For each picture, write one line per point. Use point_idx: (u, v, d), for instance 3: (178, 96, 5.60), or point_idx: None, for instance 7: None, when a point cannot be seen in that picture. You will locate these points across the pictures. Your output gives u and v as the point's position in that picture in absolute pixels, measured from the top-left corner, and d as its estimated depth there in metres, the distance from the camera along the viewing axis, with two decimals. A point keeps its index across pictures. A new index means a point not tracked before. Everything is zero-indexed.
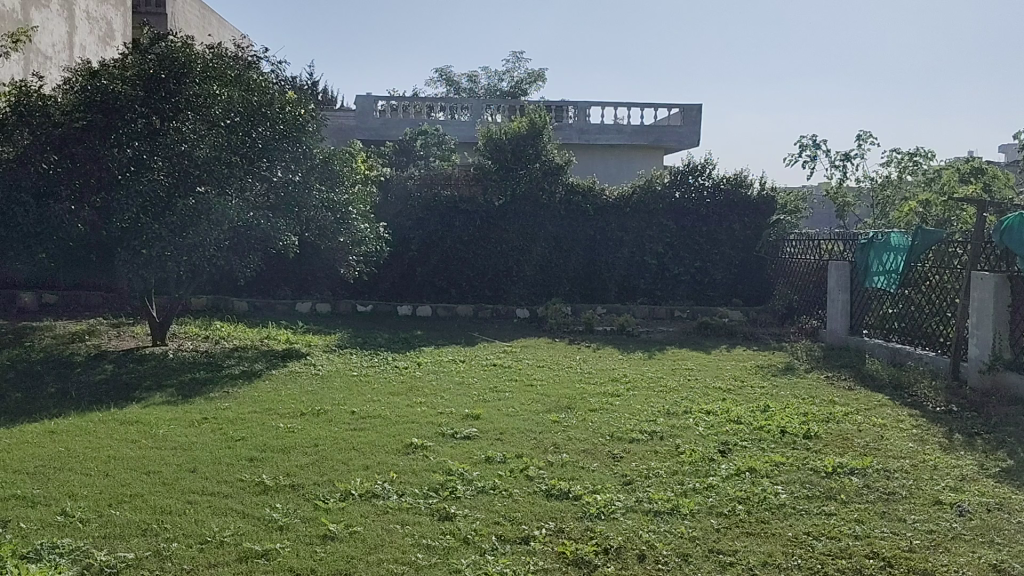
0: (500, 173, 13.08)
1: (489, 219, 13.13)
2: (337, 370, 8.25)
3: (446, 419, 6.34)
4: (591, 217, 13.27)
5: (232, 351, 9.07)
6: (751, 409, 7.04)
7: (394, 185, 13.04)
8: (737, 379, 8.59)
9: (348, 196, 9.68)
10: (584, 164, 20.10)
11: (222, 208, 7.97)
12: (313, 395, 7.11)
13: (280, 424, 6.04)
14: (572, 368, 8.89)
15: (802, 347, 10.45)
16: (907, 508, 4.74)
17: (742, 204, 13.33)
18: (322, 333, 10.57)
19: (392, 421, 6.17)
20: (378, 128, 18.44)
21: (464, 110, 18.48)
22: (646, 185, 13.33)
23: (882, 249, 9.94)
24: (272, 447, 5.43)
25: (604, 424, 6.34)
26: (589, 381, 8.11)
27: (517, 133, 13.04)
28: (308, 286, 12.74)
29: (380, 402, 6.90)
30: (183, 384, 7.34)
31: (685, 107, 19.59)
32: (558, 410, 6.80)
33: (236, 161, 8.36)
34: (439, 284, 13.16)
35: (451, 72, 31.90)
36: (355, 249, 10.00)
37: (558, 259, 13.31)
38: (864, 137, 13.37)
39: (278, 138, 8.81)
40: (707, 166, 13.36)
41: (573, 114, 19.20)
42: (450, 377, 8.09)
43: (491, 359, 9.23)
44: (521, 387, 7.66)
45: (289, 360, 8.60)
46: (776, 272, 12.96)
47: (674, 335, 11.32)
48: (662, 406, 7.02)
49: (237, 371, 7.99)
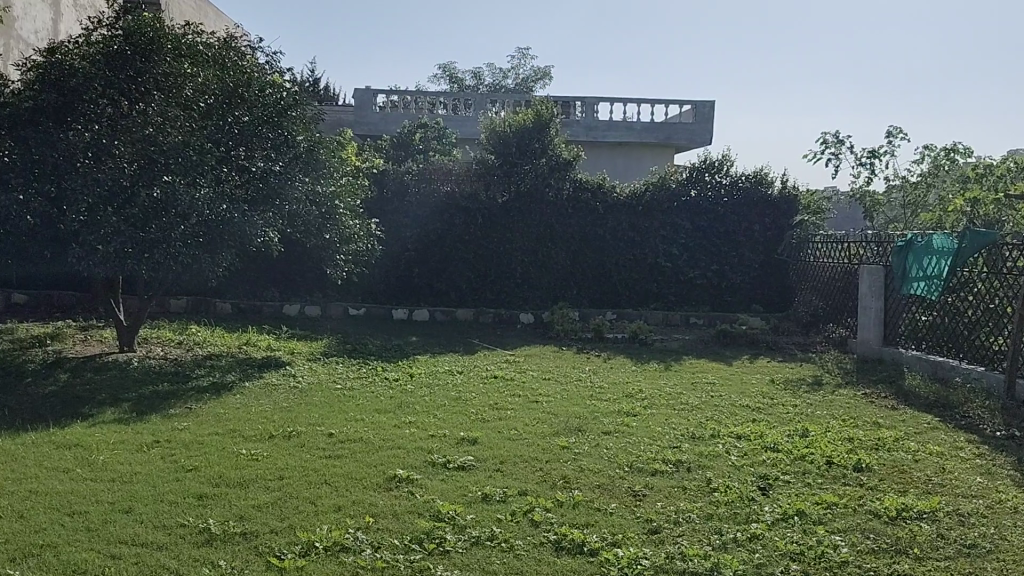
0: (504, 168, 12.20)
1: (492, 217, 12.26)
2: (319, 383, 7.38)
3: (438, 444, 5.45)
4: (601, 216, 12.41)
5: (205, 358, 8.21)
6: (788, 433, 6.15)
7: (390, 179, 12.19)
8: (765, 396, 7.70)
9: (337, 189, 8.81)
10: (592, 162, 19.31)
11: (190, 199, 7.10)
12: (288, 412, 6.24)
13: (243, 449, 5.18)
14: (581, 381, 8.02)
15: (832, 359, 9.56)
16: (998, 568, 3.84)
17: (763, 203, 12.46)
18: (308, 339, 9.70)
19: (375, 447, 5.30)
20: (377, 123, 17.61)
21: (467, 105, 17.62)
22: (660, 182, 12.49)
23: (922, 252, 9.06)
24: (227, 481, 4.57)
25: (621, 451, 5.47)
26: (600, 398, 7.22)
27: (522, 125, 12.11)
28: (297, 288, 11.88)
29: (363, 421, 6.03)
30: (142, 398, 6.48)
31: (697, 103, 18.70)
32: (566, 433, 5.92)
33: (211, 147, 7.51)
34: (436, 286, 12.30)
35: (455, 69, 31.10)
36: (344, 248, 9.13)
37: (564, 260, 12.44)
38: (893, 132, 12.06)
39: (257, 124, 7.93)
40: (725, 162, 12.52)
41: (581, 109, 18.35)
42: (446, 391, 7.21)
43: (491, 370, 8.36)
44: (525, 405, 6.79)
45: (267, 370, 7.72)
46: (800, 277, 12.07)
47: (691, 344, 10.44)
48: (685, 429, 6.14)
49: (206, 383, 7.11)
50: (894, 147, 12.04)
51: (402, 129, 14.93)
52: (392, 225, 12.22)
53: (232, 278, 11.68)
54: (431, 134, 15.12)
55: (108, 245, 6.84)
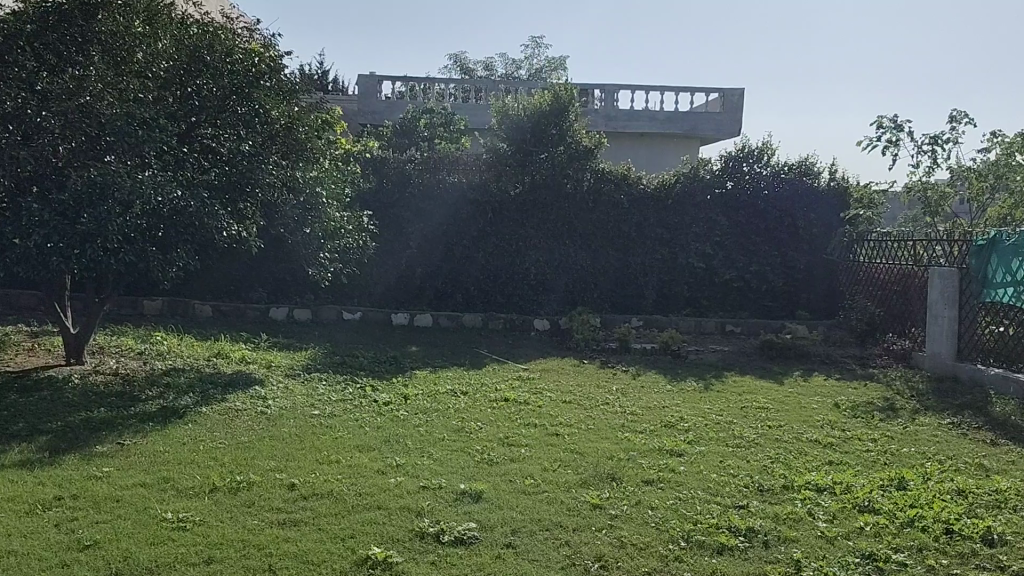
0: (518, 157, 10.85)
1: (503, 211, 10.95)
2: (292, 407, 6.05)
3: (432, 502, 4.14)
4: (626, 210, 11.07)
5: (163, 373, 6.93)
6: (881, 486, 4.81)
7: (390, 169, 10.91)
8: (833, 427, 6.36)
9: (320, 175, 7.50)
10: (614, 153, 18.04)
11: (134, 181, 5.75)
12: (244, 450, 4.94)
13: (169, 512, 3.87)
14: (610, 405, 6.68)
15: (899, 378, 8.19)
16: None
17: (807, 196, 11.11)
18: (291, 350, 8.39)
19: (349, 508, 4.00)
20: (381, 110, 16.34)
21: (478, 92, 16.32)
22: (692, 172, 11.14)
23: (1010, 253, 7.68)
24: (131, 569, 3.27)
25: (674, 514, 4.15)
26: (635, 430, 5.89)
27: (538, 108, 10.79)
28: (285, 289, 10.61)
29: (337, 465, 4.72)
30: (67, 431, 5.19)
31: (724, 92, 17.41)
32: (598, 484, 4.60)
33: (166, 123, 6.25)
34: (441, 288, 11.00)
35: (465, 58, 29.79)
36: (330, 245, 7.83)
37: (584, 259, 11.08)
38: (958, 116, 10.64)
39: (223, 99, 6.67)
40: (764, 152, 11.15)
41: (600, 98, 17.00)
42: (446, 420, 5.89)
43: (501, 391, 7.01)
44: (545, 439, 5.46)
45: (233, 391, 6.40)
46: (852, 281, 10.71)
47: (732, 357, 9.08)
48: (749, 479, 4.81)
49: (152, 409, 5.80)
50: (959, 133, 10.64)
51: (406, 115, 13.63)
52: (390, 219, 10.91)
53: (212, 277, 10.45)
54: (437, 121, 13.82)
55: (28, 239, 5.54)
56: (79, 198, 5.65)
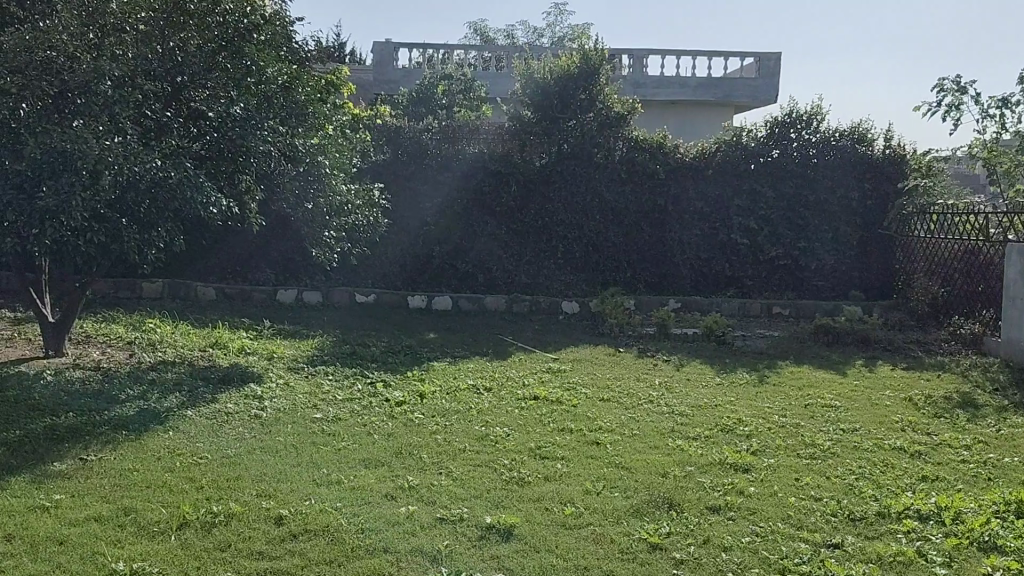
0: (544, 124, 10.01)
1: (529, 183, 10.09)
2: (291, 410, 5.26)
3: (451, 542, 3.34)
4: (662, 182, 10.17)
5: (151, 367, 6.15)
6: (998, 512, 3.96)
7: (405, 138, 10.06)
8: (915, 428, 5.49)
9: (324, 141, 6.66)
10: (646, 119, 17.04)
11: (105, 149, 4.96)
12: (230, 467, 4.15)
13: (121, 560, 3.09)
14: (655, 403, 5.85)
15: (976, 367, 7.29)
16: None
17: (861, 165, 10.11)
18: (296, 338, 7.59)
19: (348, 552, 3.20)
20: (398, 80, 15.50)
21: (499, 60, 15.43)
22: (734, 140, 10.21)
23: None
24: None
25: (753, 558, 3.33)
26: (687, 436, 5.06)
27: (566, 71, 9.92)
28: (294, 269, 9.83)
29: (338, 488, 3.91)
30: (25, 442, 4.42)
31: (760, 56, 16.40)
32: (654, 512, 3.78)
33: (142, 82, 5.45)
34: (462, 268, 10.17)
35: (484, 26, 28.74)
36: (337, 221, 7.01)
37: (616, 236, 10.22)
38: None
39: (212, 56, 5.85)
40: (814, 117, 10.18)
41: (629, 64, 16.04)
42: (468, 425, 5.08)
43: (530, 386, 6.18)
44: (585, 450, 4.64)
45: (225, 389, 5.62)
46: (910, 258, 9.78)
47: (783, 343, 8.21)
48: (836, 506, 3.98)
49: (129, 413, 5.02)
50: None
51: (423, 81, 12.75)
52: (407, 193, 10.10)
53: (214, 257, 9.69)
54: (457, 87, 12.95)
55: None
56: (39, 169, 4.85)
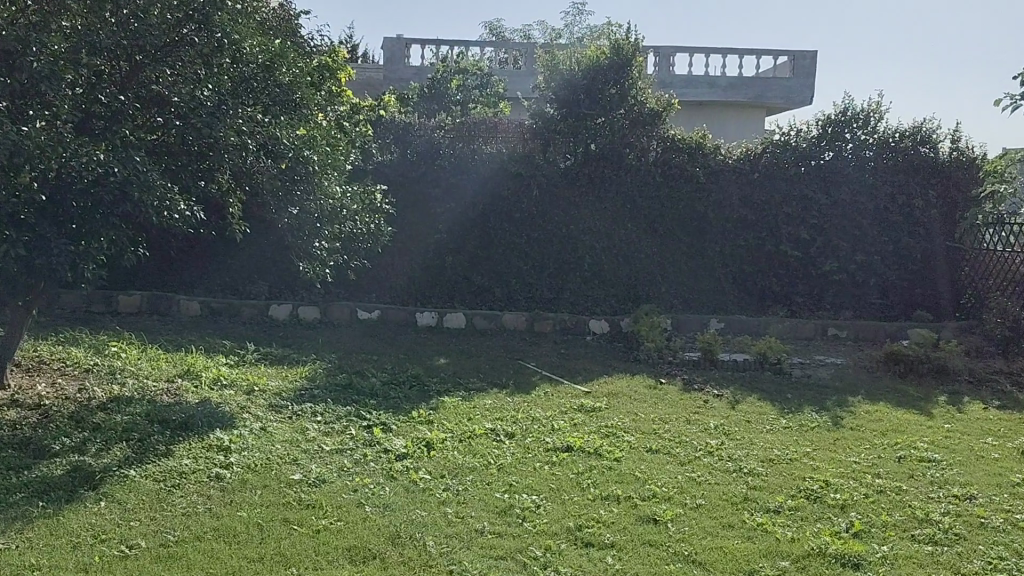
0: (570, 121, 8.92)
1: (552, 188, 9.01)
2: (264, 468, 4.18)
3: None
4: (701, 186, 9.06)
5: (102, 406, 5.08)
6: None
7: (415, 137, 9.03)
8: None
9: (315, 135, 5.60)
10: (684, 118, 15.94)
11: (29, 139, 3.90)
12: (169, 566, 3.06)
13: None
14: (714, 457, 4.73)
15: None
16: None
17: (925, 169, 8.98)
18: (284, 366, 6.52)
19: None
20: (409, 76, 14.43)
21: (516, 55, 14.36)
22: (781, 140, 9.12)
23: None
24: None
25: None
26: (767, 509, 3.94)
27: (594, 63, 8.82)
28: (290, 282, 8.77)
29: None
30: None
31: (795, 54, 15.26)
32: None
33: (86, 58, 4.40)
34: (476, 281, 9.07)
35: (500, 27, 27.62)
36: (331, 229, 5.94)
37: (648, 246, 9.12)
38: None
39: (175, 31, 4.80)
40: (872, 116, 9.03)
41: (655, 62, 14.93)
42: (487, 491, 3.99)
43: (560, 432, 5.08)
44: (641, 534, 3.54)
45: (185, 439, 4.54)
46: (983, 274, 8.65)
47: (848, 374, 7.10)
48: None
49: (57, 474, 3.95)
50: None
51: (435, 76, 11.69)
52: (416, 198, 9.04)
53: None
54: (471, 82, 11.88)
55: None
56: None
